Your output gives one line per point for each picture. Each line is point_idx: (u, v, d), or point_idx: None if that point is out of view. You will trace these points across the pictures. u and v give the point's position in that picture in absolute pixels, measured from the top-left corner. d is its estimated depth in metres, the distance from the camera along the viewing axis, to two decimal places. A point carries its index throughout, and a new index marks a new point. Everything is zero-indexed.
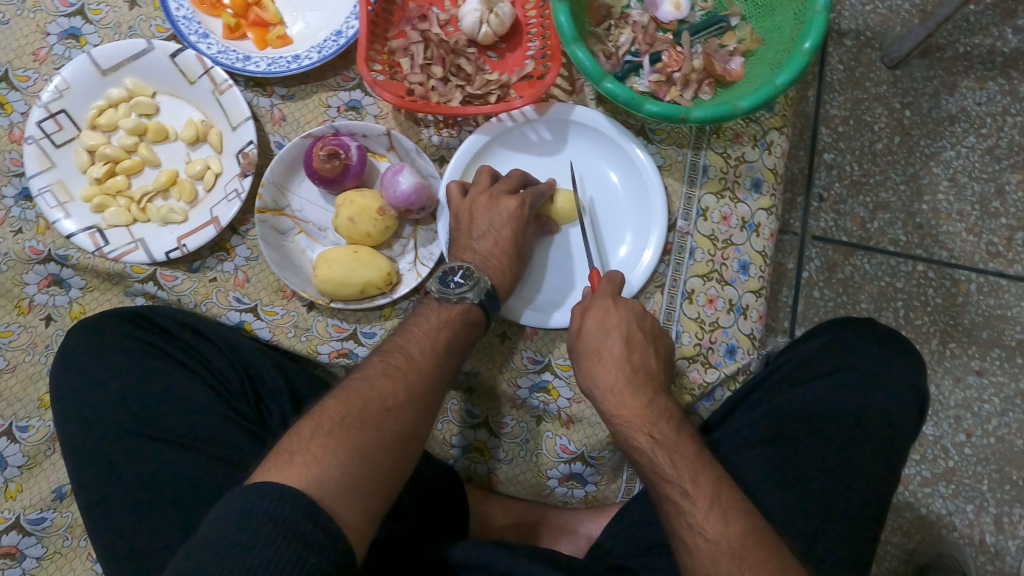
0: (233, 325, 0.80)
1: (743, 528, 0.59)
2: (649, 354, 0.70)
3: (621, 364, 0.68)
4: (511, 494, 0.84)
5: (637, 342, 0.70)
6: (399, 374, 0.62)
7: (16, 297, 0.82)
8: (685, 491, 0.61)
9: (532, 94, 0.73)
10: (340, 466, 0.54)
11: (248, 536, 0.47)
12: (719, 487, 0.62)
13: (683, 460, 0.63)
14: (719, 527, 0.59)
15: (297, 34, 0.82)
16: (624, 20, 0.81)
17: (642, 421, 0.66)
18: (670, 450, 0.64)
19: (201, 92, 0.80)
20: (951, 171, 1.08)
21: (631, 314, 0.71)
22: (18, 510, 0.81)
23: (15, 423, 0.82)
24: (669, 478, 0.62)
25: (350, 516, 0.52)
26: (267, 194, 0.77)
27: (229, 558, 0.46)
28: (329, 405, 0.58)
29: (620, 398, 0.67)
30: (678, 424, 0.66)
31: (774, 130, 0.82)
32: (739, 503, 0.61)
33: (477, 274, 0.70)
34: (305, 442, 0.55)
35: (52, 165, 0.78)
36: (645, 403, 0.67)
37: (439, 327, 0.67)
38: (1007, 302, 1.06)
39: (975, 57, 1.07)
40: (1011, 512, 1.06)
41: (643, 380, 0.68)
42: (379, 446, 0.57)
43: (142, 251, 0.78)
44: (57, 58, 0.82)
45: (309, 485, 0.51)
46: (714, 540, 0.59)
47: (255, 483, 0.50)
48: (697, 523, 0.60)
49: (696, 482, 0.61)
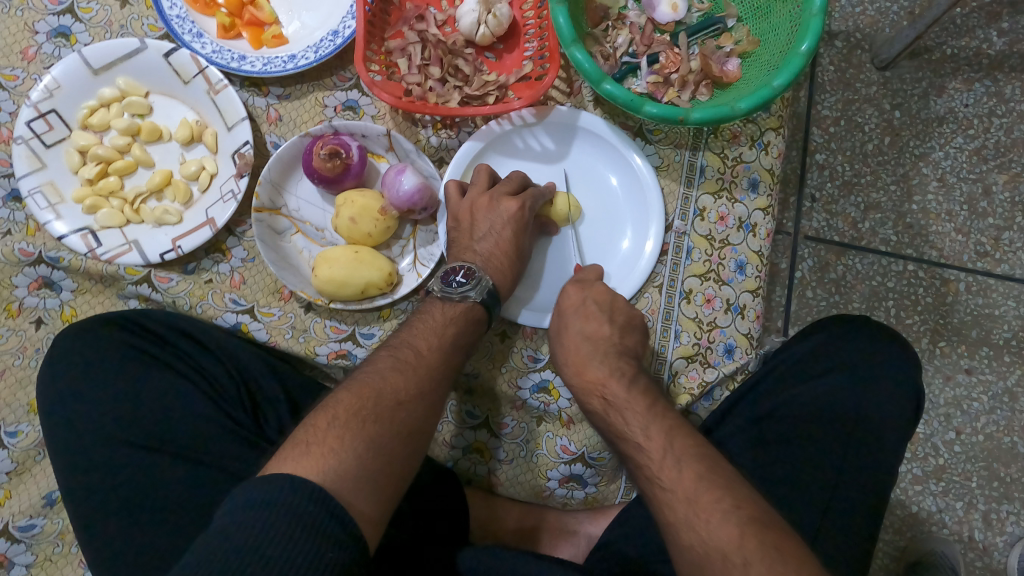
0: (230, 327, 0.79)
1: (697, 472, 0.57)
2: (606, 322, 0.72)
3: (575, 336, 0.72)
4: (511, 496, 0.83)
5: (591, 312, 0.73)
6: (408, 367, 0.63)
7: (5, 300, 0.81)
8: (639, 444, 0.62)
9: (531, 96, 0.73)
10: (357, 458, 0.54)
11: (264, 527, 0.46)
12: (673, 437, 0.61)
13: (635, 417, 0.64)
14: (674, 475, 0.58)
15: (293, 34, 0.82)
16: (621, 21, 0.81)
17: (595, 385, 0.68)
18: (622, 409, 0.65)
19: (195, 92, 0.79)
20: (940, 172, 1.08)
21: (586, 291, 0.74)
22: (7, 517, 0.79)
23: (4, 429, 0.80)
24: (628, 438, 0.63)
25: (366, 507, 0.52)
26: (264, 193, 0.77)
27: (248, 550, 0.45)
28: (342, 397, 0.58)
29: (576, 366, 0.71)
30: (632, 382, 0.68)
31: (771, 130, 0.83)
32: (696, 449, 0.60)
33: (479, 273, 0.70)
34: (321, 433, 0.54)
35: (43, 165, 0.77)
36: (598, 366, 0.69)
37: (445, 323, 0.68)
38: (994, 301, 1.07)
39: (961, 58, 1.08)
40: (999, 508, 1.07)
41: (599, 346, 0.71)
42: (392, 439, 0.57)
43: (136, 252, 0.77)
44: (46, 57, 0.81)
45: (327, 477, 0.51)
46: (668, 488, 0.58)
47: (269, 474, 0.49)
48: (655, 473, 0.59)
49: (647, 435, 0.62)
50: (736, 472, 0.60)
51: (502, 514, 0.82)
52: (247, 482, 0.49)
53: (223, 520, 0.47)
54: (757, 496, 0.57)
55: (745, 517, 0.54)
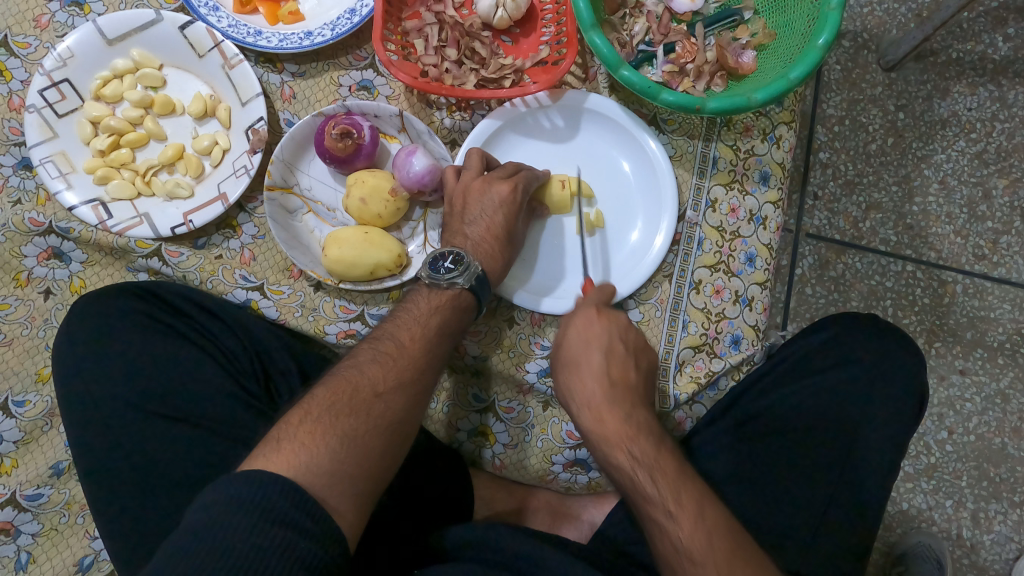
0: (239, 303, 0.79)
1: (728, 549, 0.59)
2: (630, 367, 0.70)
3: (598, 378, 0.69)
4: (516, 479, 0.84)
5: (617, 353, 0.70)
6: (388, 359, 0.64)
7: (14, 270, 0.80)
8: (669, 511, 0.61)
9: (548, 81, 0.73)
10: (330, 453, 0.55)
11: (240, 516, 0.47)
12: (702, 506, 0.62)
13: (665, 480, 0.63)
14: (707, 550, 0.59)
15: (309, 10, 0.81)
16: (638, 9, 0.81)
17: (620, 438, 0.66)
18: (650, 468, 0.64)
19: (210, 67, 0.79)
20: (941, 175, 1.09)
21: (613, 325, 0.72)
22: (14, 485, 0.79)
23: (12, 398, 0.80)
24: (651, 499, 0.63)
25: (339, 502, 0.53)
26: (276, 171, 0.76)
27: (220, 542, 0.47)
28: (319, 393, 0.59)
29: (598, 413, 0.67)
30: (657, 439, 0.66)
31: (783, 124, 0.83)
32: (723, 521, 0.62)
33: (467, 259, 0.70)
34: (293, 430, 0.56)
35: (54, 135, 0.77)
36: (624, 417, 0.67)
37: (429, 313, 0.68)
38: (990, 304, 1.08)
39: (966, 62, 1.09)
40: (987, 507, 1.08)
41: (624, 393, 0.69)
42: (369, 430, 0.58)
43: (146, 226, 0.77)
44: (59, 26, 0.80)
45: (298, 472, 0.52)
46: (699, 562, 0.59)
47: (241, 471, 0.50)
48: (684, 544, 0.60)
49: (679, 502, 0.62)
50: (751, 540, 0.62)
51: (505, 497, 0.84)
52: (222, 477, 0.50)
53: (197, 516, 0.48)
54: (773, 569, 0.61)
55: None
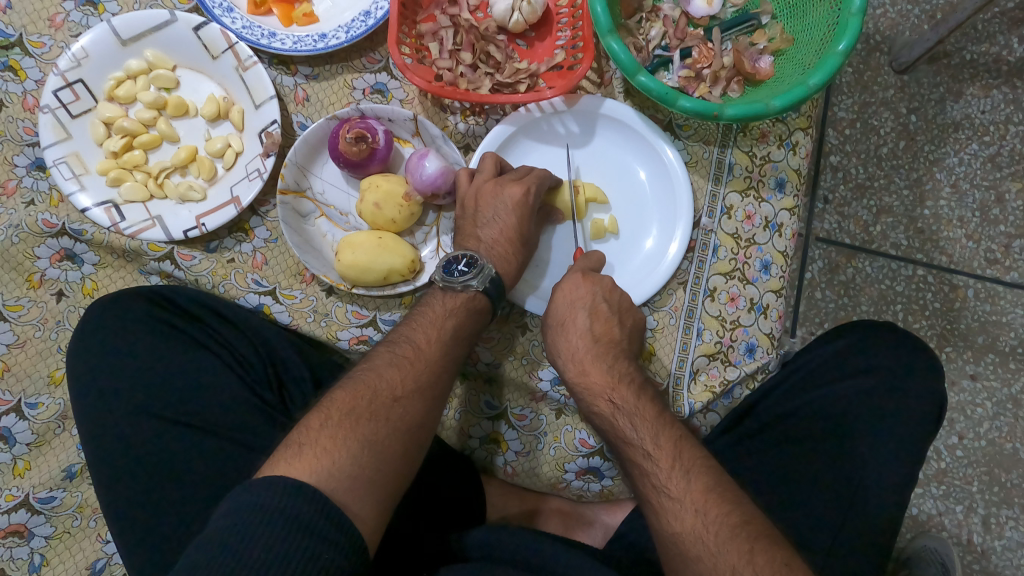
0: (252, 308, 0.78)
1: (705, 485, 0.60)
2: (615, 324, 0.73)
3: (582, 334, 0.71)
4: (527, 486, 0.84)
5: (601, 313, 0.73)
6: (405, 362, 0.64)
7: (26, 271, 0.80)
8: (646, 452, 0.63)
9: (565, 86, 0.71)
10: (351, 458, 0.55)
11: (264, 525, 0.47)
12: (681, 447, 0.63)
13: (644, 424, 0.65)
14: (683, 485, 0.60)
15: (323, 12, 0.80)
16: (655, 14, 0.80)
17: (602, 388, 0.68)
18: (630, 414, 0.66)
19: (224, 68, 0.78)
20: (954, 178, 1.08)
21: (598, 286, 0.74)
22: (27, 488, 0.80)
23: (24, 400, 0.80)
24: (632, 443, 0.64)
25: (360, 507, 0.53)
26: (290, 175, 0.76)
27: (244, 550, 0.46)
28: (338, 397, 0.59)
29: (581, 366, 0.70)
30: (638, 388, 0.68)
31: (799, 130, 0.82)
32: (701, 460, 0.62)
33: (481, 261, 0.69)
34: (313, 435, 0.55)
35: (68, 136, 0.77)
36: (607, 369, 0.69)
37: (445, 315, 0.68)
38: (1002, 308, 1.07)
39: (981, 64, 1.08)
40: (998, 513, 1.07)
41: (606, 347, 0.71)
42: (389, 435, 0.58)
43: (158, 229, 0.76)
44: (74, 25, 0.80)
45: (320, 478, 0.52)
46: (677, 498, 0.60)
47: (264, 477, 0.50)
48: (662, 482, 0.61)
49: (657, 443, 0.63)
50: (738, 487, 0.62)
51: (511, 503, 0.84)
52: (243, 484, 0.50)
53: (220, 523, 0.48)
54: (758, 511, 0.60)
55: (755, 531, 0.56)
